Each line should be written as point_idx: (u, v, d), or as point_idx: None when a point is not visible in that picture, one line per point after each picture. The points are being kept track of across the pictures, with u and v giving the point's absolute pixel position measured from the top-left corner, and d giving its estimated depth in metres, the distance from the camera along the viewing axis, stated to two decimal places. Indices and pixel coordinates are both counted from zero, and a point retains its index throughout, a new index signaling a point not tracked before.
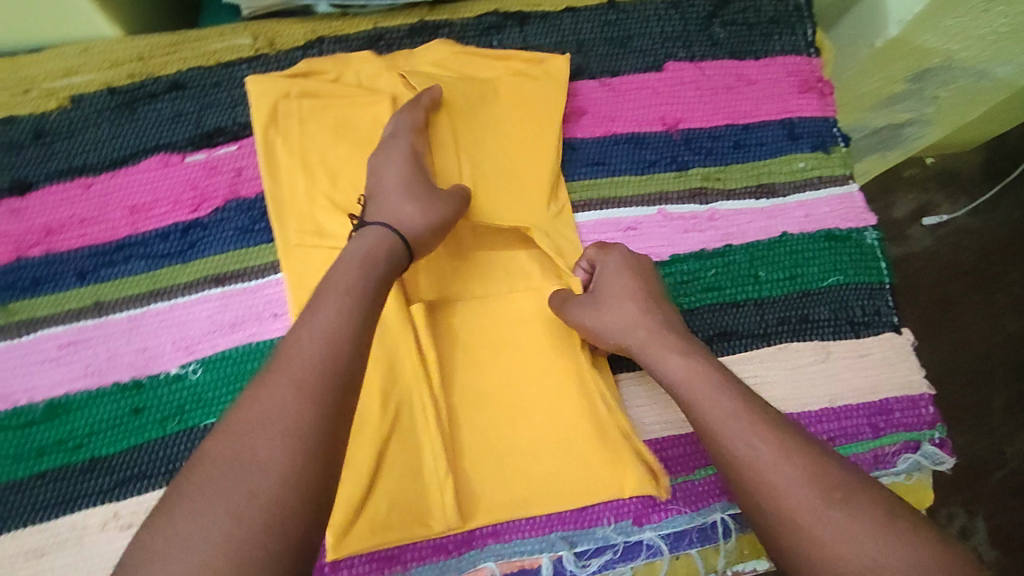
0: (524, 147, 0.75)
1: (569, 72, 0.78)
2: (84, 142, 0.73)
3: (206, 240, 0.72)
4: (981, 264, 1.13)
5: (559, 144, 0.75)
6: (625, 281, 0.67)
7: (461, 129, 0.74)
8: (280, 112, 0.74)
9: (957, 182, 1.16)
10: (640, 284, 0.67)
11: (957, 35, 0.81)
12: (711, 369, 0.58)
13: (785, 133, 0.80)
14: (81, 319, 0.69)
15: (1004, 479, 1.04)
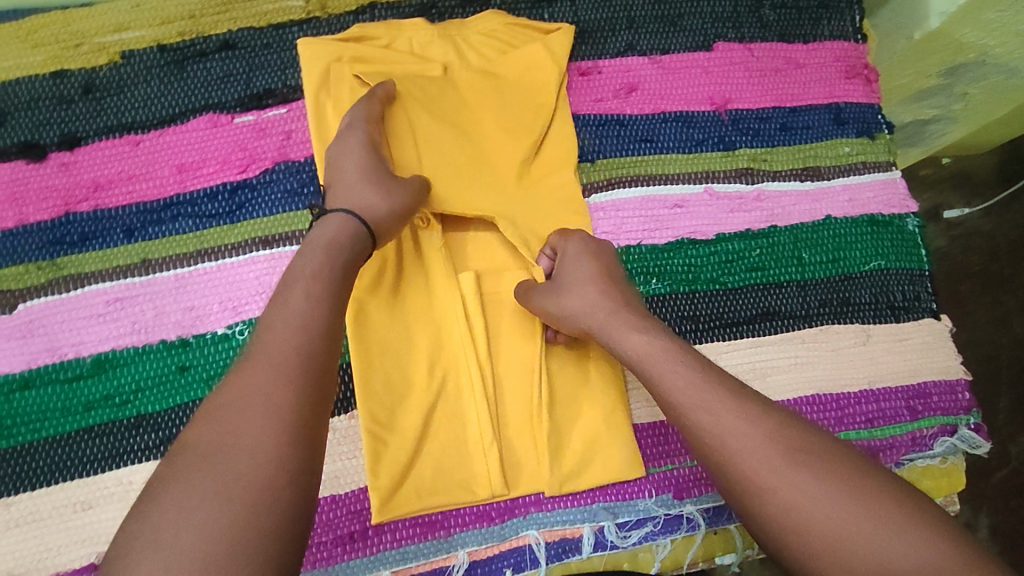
0: (504, 130, 0.74)
1: (569, 48, 0.77)
2: (134, 99, 0.73)
3: (254, 201, 0.71)
4: (992, 266, 1.14)
5: (544, 124, 0.75)
6: (585, 265, 0.65)
7: (420, 118, 0.73)
8: (330, 76, 0.73)
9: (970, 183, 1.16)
10: (598, 267, 0.65)
11: (997, 30, 0.83)
12: (669, 347, 0.56)
13: (831, 117, 0.80)
14: (128, 276, 0.68)
15: (1005, 479, 1.06)
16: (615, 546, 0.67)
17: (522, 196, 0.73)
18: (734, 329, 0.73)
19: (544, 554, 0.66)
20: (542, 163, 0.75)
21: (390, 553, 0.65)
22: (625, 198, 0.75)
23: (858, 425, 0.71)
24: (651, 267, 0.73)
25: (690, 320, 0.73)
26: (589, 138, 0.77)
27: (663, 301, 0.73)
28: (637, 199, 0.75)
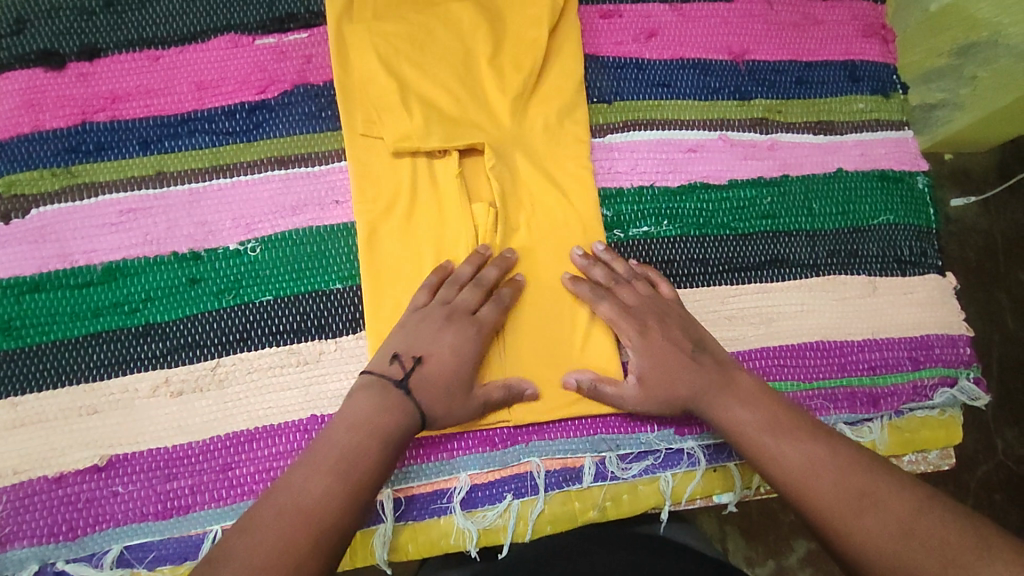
0: (500, 65, 0.74)
1: None
2: (156, 15, 0.73)
3: (271, 122, 0.71)
4: (986, 263, 1.19)
5: (540, 55, 0.74)
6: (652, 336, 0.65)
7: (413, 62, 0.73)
8: (354, 4, 0.74)
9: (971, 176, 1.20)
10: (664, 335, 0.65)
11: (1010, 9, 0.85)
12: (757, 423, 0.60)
13: (846, 74, 0.80)
14: (143, 188, 0.68)
15: (989, 473, 1.12)
16: (615, 477, 0.67)
17: (533, 133, 0.73)
18: (742, 274, 0.73)
19: (544, 481, 0.66)
20: (560, 101, 0.74)
21: (392, 472, 0.65)
22: (640, 140, 0.76)
23: (860, 372, 0.71)
24: (662, 209, 0.74)
25: (699, 262, 0.73)
26: (608, 80, 0.77)
27: (673, 243, 0.74)
28: (652, 144, 0.76)
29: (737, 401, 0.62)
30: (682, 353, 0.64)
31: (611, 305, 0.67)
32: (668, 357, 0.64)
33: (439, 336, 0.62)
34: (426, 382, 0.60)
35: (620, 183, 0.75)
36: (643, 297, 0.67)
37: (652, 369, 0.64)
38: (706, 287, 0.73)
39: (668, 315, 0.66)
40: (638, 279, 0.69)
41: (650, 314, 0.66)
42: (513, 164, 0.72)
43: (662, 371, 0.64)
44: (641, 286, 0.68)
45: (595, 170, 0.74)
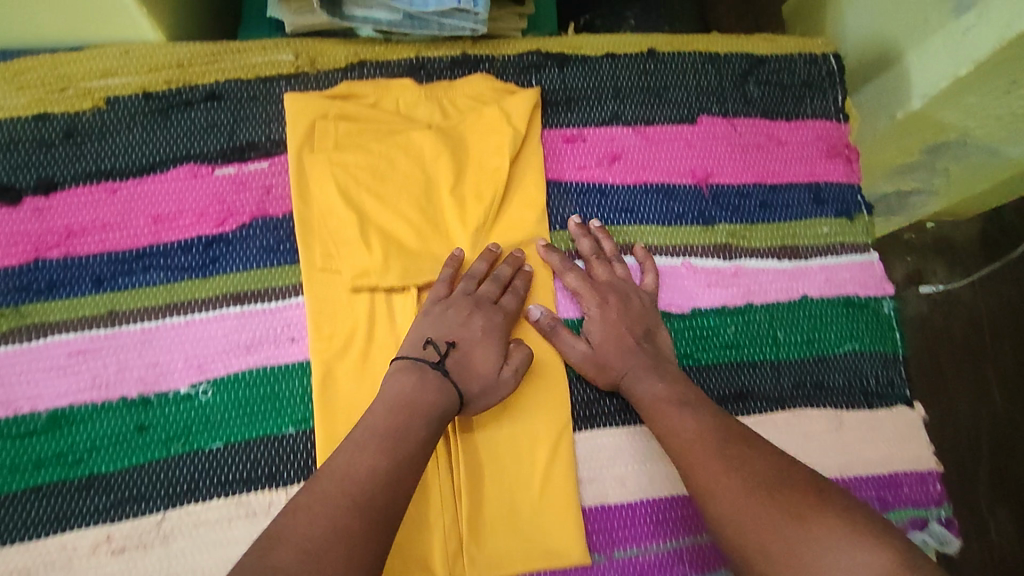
0: (462, 195, 0.74)
1: (535, 105, 0.77)
2: (115, 145, 0.72)
3: (229, 256, 0.71)
4: (971, 336, 1.18)
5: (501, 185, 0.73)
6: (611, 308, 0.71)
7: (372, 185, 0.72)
8: (315, 133, 0.73)
9: (953, 251, 1.20)
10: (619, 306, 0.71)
11: (976, 113, 0.89)
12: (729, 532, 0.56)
13: (810, 197, 0.80)
14: (94, 327, 0.67)
15: (982, 555, 1.12)
16: None
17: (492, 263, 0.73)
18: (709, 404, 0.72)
19: None
20: (517, 230, 0.74)
21: None
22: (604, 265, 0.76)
23: None
24: None
25: None
26: (570, 204, 0.77)
27: None
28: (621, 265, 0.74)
29: (656, 375, 0.67)
30: (631, 333, 0.70)
31: (584, 274, 0.72)
32: (621, 332, 0.70)
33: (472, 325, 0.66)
34: (462, 365, 0.64)
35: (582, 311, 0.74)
36: (614, 277, 0.73)
37: (604, 337, 0.69)
38: None
39: (629, 297, 0.72)
40: (621, 262, 0.74)
41: (610, 291, 0.72)
42: None
43: (612, 343, 0.69)
44: (621, 268, 0.74)
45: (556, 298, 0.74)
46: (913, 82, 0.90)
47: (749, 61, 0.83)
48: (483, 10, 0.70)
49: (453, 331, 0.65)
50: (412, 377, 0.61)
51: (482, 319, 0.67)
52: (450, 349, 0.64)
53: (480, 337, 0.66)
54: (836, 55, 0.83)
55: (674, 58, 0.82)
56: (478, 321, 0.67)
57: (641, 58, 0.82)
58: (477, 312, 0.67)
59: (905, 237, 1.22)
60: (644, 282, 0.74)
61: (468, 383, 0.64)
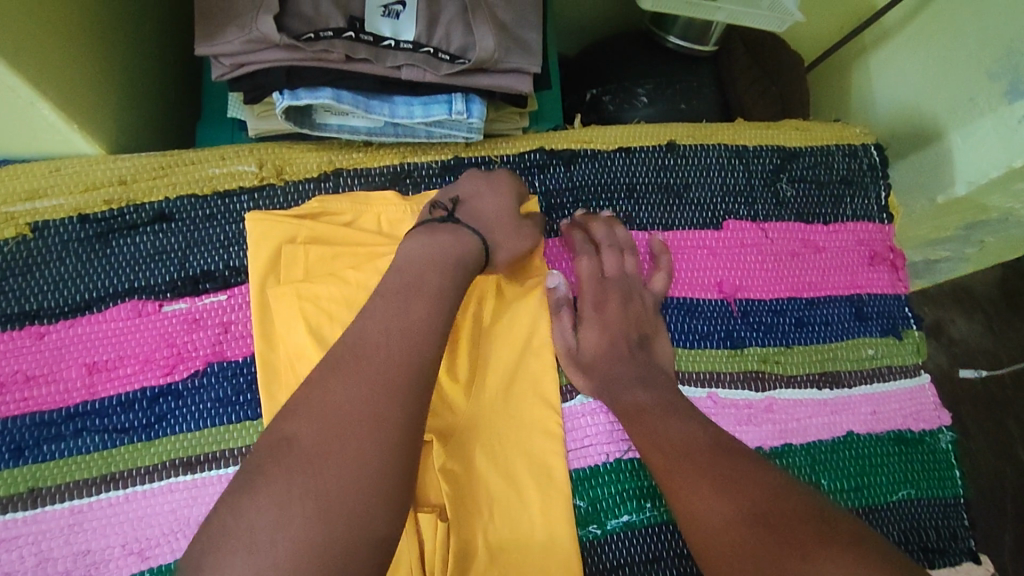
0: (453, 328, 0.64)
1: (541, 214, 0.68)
2: (42, 281, 0.61)
3: (177, 413, 0.60)
4: (994, 389, 1.12)
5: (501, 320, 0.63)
6: (612, 306, 0.64)
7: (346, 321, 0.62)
8: (281, 260, 0.63)
9: (972, 298, 1.14)
10: (619, 306, 0.64)
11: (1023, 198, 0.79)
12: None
13: (852, 311, 0.71)
14: (9, 510, 0.56)
15: None
16: None
17: (493, 413, 0.62)
18: None
19: None
20: (518, 369, 0.64)
21: None
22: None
23: None
24: (649, 490, 0.62)
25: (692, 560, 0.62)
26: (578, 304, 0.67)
27: (660, 532, 0.62)
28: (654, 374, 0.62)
29: (640, 384, 0.60)
30: (625, 338, 0.63)
31: (590, 262, 0.66)
32: (617, 343, 0.63)
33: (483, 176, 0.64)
34: (475, 214, 0.60)
35: (594, 457, 0.63)
36: (621, 271, 0.66)
37: (597, 336, 0.63)
38: None
39: (632, 295, 0.65)
40: (633, 257, 0.67)
41: (613, 289, 0.65)
42: (470, 457, 0.61)
43: (607, 351, 0.63)
44: (631, 264, 0.67)
45: (566, 444, 0.63)
46: (956, 167, 0.80)
47: (781, 155, 0.73)
48: (478, 119, 0.61)
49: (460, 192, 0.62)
50: (424, 236, 0.57)
51: (495, 175, 0.64)
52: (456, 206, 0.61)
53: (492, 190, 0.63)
54: (877, 146, 0.75)
55: (696, 150, 0.72)
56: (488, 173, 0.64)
57: (659, 152, 0.71)
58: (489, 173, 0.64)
59: (921, 288, 1.16)
60: (655, 279, 0.67)
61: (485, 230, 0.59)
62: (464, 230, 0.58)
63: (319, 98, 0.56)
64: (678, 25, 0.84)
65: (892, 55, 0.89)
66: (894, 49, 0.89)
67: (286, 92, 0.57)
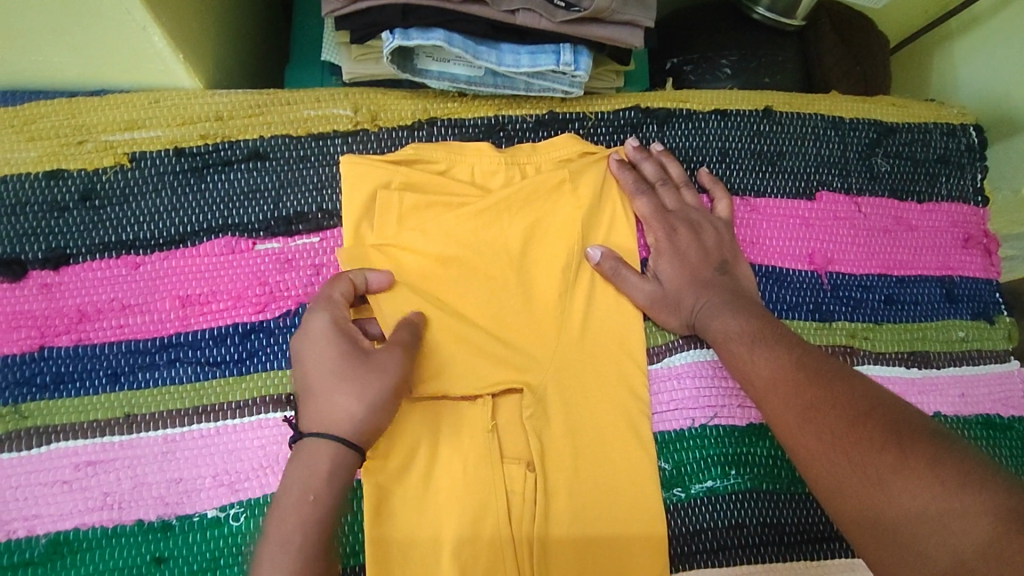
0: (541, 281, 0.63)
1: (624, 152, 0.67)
2: (139, 211, 0.61)
3: (269, 350, 0.59)
4: None
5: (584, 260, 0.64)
6: (683, 236, 0.64)
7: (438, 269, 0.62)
8: (376, 205, 0.62)
9: None
10: (692, 238, 0.64)
11: None
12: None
13: (942, 292, 0.69)
14: (107, 433, 0.56)
15: None
16: None
17: (576, 368, 0.61)
18: (824, 545, 0.61)
19: None
20: (609, 322, 0.63)
21: None
22: (705, 360, 0.63)
23: None
24: (732, 457, 0.62)
25: (774, 529, 0.61)
26: (646, 248, 0.67)
27: (742, 500, 0.61)
28: (753, 310, 0.60)
29: (735, 312, 0.60)
30: (707, 268, 0.63)
31: (648, 201, 0.65)
32: (697, 270, 0.63)
33: (304, 340, 0.54)
34: (313, 401, 0.52)
35: (680, 421, 0.62)
36: (682, 205, 0.66)
37: (676, 273, 0.63)
38: (782, 563, 0.61)
39: (699, 223, 0.65)
40: (692, 189, 0.67)
41: (681, 221, 0.64)
42: (554, 414, 0.59)
43: (692, 284, 0.63)
44: (692, 195, 0.67)
45: (652, 406, 0.62)
46: None
47: (878, 130, 0.72)
48: (583, 73, 0.60)
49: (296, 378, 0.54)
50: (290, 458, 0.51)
51: (310, 331, 0.54)
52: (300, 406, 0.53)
53: (314, 347, 0.53)
54: (977, 128, 0.74)
55: (793, 119, 0.71)
56: (305, 334, 0.54)
57: (756, 117, 0.71)
58: (305, 332, 0.54)
59: None
60: (717, 209, 0.67)
61: (317, 415, 0.51)
62: (312, 436, 0.50)
63: (431, 39, 0.56)
64: None
65: (982, 41, 0.86)
66: (985, 35, 0.85)
67: (398, 32, 0.56)
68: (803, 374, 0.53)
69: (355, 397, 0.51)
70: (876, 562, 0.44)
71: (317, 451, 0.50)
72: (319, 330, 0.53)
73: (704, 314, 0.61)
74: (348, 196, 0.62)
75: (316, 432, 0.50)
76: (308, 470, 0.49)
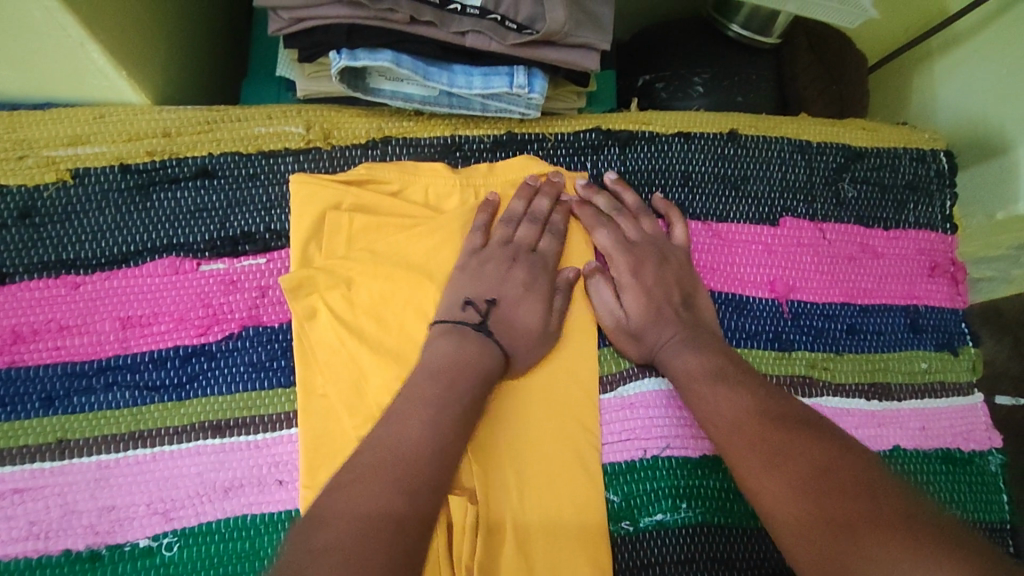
0: None
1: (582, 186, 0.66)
2: (80, 229, 0.59)
3: (210, 374, 0.58)
4: None
5: None
6: (641, 267, 0.63)
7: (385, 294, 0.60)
8: (325, 226, 0.61)
9: None
10: (650, 270, 0.62)
11: None
12: None
13: (906, 322, 0.68)
14: (37, 459, 0.54)
15: None
16: None
17: (524, 397, 0.59)
18: None
19: None
20: (562, 352, 0.61)
21: None
22: (660, 390, 0.62)
23: None
24: (683, 489, 0.60)
25: (724, 564, 0.59)
26: None
27: (692, 534, 0.59)
28: (708, 341, 0.59)
29: (691, 347, 0.59)
30: (669, 302, 0.62)
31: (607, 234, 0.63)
32: (651, 301, 0.61)
33: (526, 274, 0.60)
34: (506, 323, 0.58)
35: (631, 452, 0.61)
36: (643, 234, 0.64)
37: (632, 303, 0.61)
38: None
39: (658, 253, 0.63)
40: (648, 214, 0.65)
41: (638, 250, 0.63)
42: (497, 444, 0.58)
43: (644, 312, 0.61)
44: (649, 221, 0.65)
45: (601, 437, 0.61)
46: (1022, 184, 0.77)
47: (845, 154, 0.71)
48: (537, 96, 0.59)
49: (494, 287, 0.59)
50: (447, 349, 0.55)
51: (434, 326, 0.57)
52: (490, 313, 0.58)
53: (525, 292, 0.60)
54: (946, 153, 0.73)
55: (758, 143, 0.70)
56: (526, 274, 0.60)
57: (720, 141, 0.69)
58: (529, 271, 0.61)
59: None
60: (674, 233, 0.65)
61: (514, 342, 0.58)
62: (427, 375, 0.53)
63: (378, 60, 0.54)
64: (742, 13, 0.81)
65: (960, 63, 0.85)
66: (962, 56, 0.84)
67: (344, 52, 0.54)
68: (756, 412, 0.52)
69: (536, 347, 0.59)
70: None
71: (478, 353, 0.55)
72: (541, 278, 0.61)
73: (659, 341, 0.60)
74: (298, 217, 0.61)
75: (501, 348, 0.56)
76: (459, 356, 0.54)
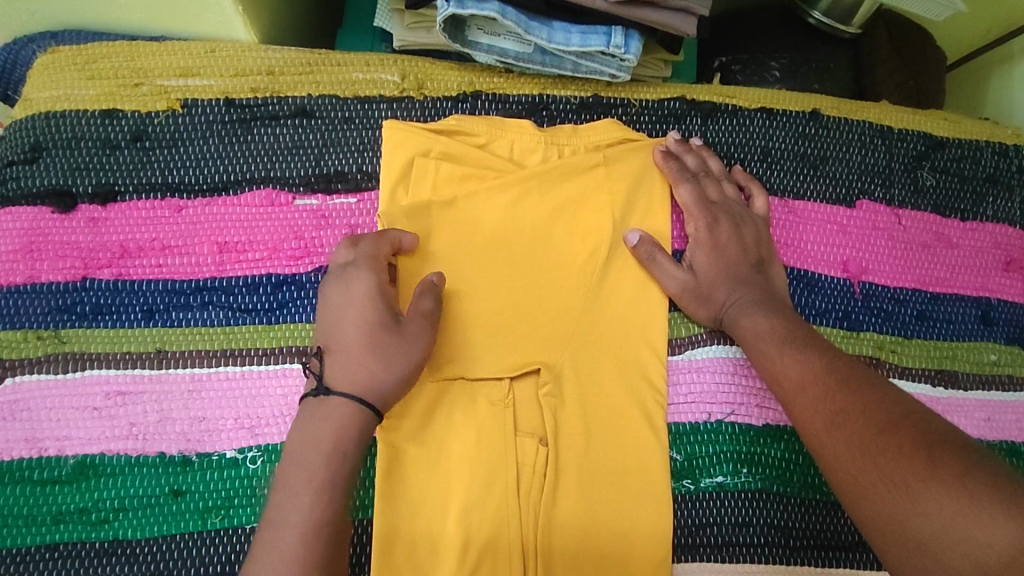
0: (568, 261, 0.63)
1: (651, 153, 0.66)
2: (187, 155, 0.63)
3: (299, 302, 0.60)
4: None
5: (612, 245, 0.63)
6: (719, 229, 0.63)
7: (467, 238, 0.62)
8: (412, 171, 0.63)
9: None
10: (728, 233, 0.63)
11: None
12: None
13: (978, 314, 0.68)
14: (138, 366, 0.58)
15: None
16: None
17: (596, 350, 0.61)
18: (831, 554, 0.61)
19: None
20: (637, 309, 0.62)
21: None
22: (728, 356, 0.63)
23: None
24: (745, 454, 0.61)
25: (781, 531, 0.60)
26: (680, 239, 0.66)
27: (751, 499, 0.61)
28: (782, 311, 0.60)
29: (764, 311, 0.60)
30: (742, 267, 0.63)
31: (690, 190, 0.64)
32: (727, 265, 0.63)
33: (340, 298, 0.55)
34: (344, 360, 0.53)
35: (696, 414, 0.62)
36: (724, 197, 0.65)
37: (708, 266, 0.63)
38: (786, 566, 0.60)
39: (737, 217, 0.64)
40: (730, 183, 0.66)
41: (718, 212, 0.64)
42: (570, 393, 0.60)
43: (718, 276, 0.62)
44: (731, 189, 0.66)
45: (669, 397, 0.62)
46: None
47: (927, 143, 0.71)
48: (632, 57, 0.60)
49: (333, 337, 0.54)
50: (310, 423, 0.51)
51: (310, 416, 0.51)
52: (335, 364, 0.53)
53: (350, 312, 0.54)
54: None
55: (840, 125, 0.70)
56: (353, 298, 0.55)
57: (803, 119, 0.70)
58: (346, 287, 0.55)
59: None
60: (754, 205, 0.66)
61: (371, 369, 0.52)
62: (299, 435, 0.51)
63: (485, 10, 0.56)
64: None
65: None
66: None
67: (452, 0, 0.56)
68: (833, 378, 0.52)
69: (386, 359, 0.53)
70: (896, 569, 0.43)
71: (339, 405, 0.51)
72: (358, 288, 0.55)
73: (731, 307, 0.61)
74: (389, 159, 0.63)
75: (348, 394, 0.51)
76: (328, 417, 0.51)
